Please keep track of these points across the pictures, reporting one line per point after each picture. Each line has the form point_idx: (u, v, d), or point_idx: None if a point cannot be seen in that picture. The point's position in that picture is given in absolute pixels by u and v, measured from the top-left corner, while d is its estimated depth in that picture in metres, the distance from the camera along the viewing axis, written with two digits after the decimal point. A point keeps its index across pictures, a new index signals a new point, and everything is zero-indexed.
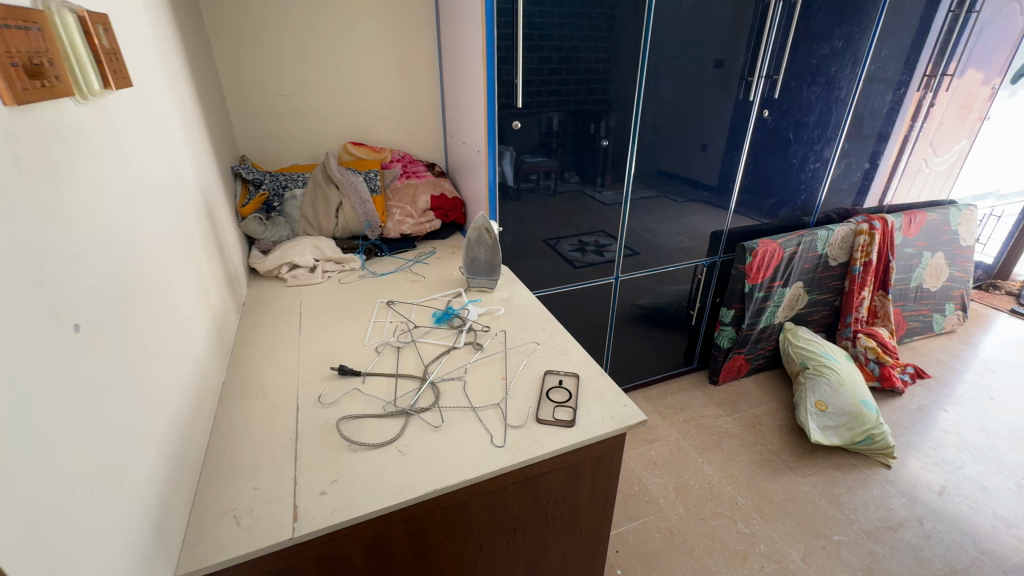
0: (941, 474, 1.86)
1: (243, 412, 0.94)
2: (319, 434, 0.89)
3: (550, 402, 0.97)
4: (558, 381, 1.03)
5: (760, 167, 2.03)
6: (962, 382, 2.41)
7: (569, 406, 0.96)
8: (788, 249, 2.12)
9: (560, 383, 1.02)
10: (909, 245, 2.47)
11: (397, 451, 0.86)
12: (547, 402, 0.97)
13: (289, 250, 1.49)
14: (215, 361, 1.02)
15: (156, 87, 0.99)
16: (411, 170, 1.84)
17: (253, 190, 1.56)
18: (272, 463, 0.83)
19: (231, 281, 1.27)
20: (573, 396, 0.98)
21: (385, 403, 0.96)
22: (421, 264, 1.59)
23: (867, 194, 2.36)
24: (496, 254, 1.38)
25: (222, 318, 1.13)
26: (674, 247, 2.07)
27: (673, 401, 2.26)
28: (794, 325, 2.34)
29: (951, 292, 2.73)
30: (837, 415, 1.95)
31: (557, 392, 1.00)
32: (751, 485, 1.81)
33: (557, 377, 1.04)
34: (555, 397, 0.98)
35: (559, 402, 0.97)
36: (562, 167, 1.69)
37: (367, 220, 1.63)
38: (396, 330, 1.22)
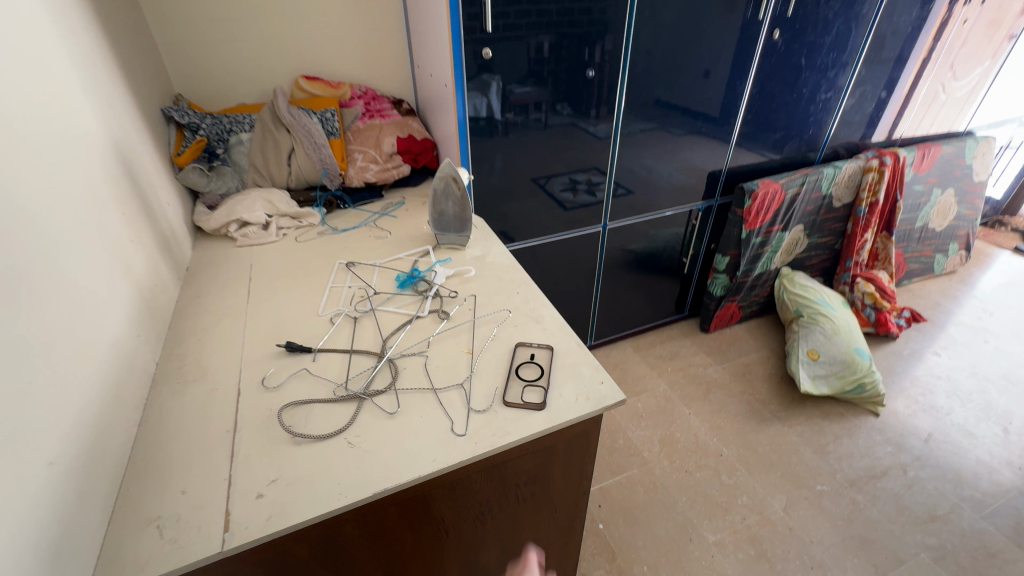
0: (929, 421, 1.85)
1: (177, 399, 0.84)
2: (260, 424, 0.80)
3: (519, 380, 0.87)
4: (530, 355, 0.93)
5: (766, 99, 1.82)
6: (958, 325, 2.35)
7: (540, 385, 0.86)
8: (791, 189, 1.97)
9: (532, 358, 0.92)
10: (920, 182, 2.31)
11: (346, 443, 0.77)
12: (516, 380, 0.87)
13: (236, 206, 1.33)
14: (145, 341, 0.91)
15: (26, 11, 0.79)
16: (375, 108, 1.64)
17: (190, 136, 1.36)
18: (205, 460, 0.74)
19: (167, 244, 1.13)
20: (545, 373, 0.88)
21: (336, 386, 0.86)
22: (387, 217, 1.44)
23: (876, 127, 2.16)
24: (466, 206, 1.23)
25: (154, 290, 1.01)
26: (670, 185, 1.89)
27: (662, 350, 2.20)
28: (791, 270, 2.23)
29: (957, 231, 2.60)
30: (829, 364, 1.90)
31: (528, 368, 0.90)
32: (737, 436, 1.79)
33: (530, 350, 0.94)
34: (526, 375, 0.88)
35: (529, 380, 0.87)
36: (553, 97, 1.50)
37: (323, 168, 1.46)
38: (354, 297, 1.10)
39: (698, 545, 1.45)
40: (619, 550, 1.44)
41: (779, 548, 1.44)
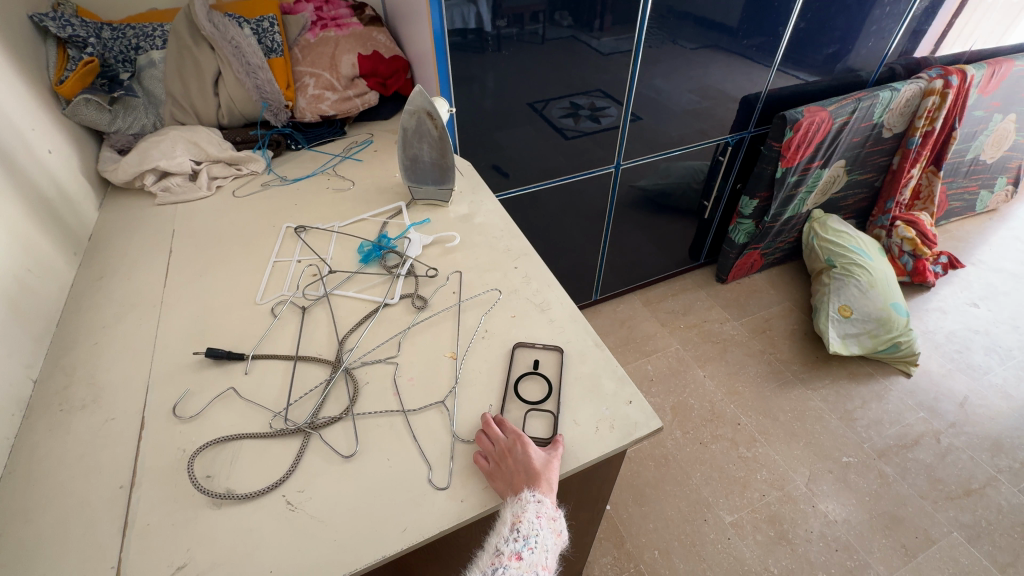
0: (965, 382, 1.69)
1: (57, 436, 0.62)
2: (166, 475, 0.58)
3: (520, 402, 0.66)
4: (533, 362, 0.70)
5: (824, 1, 1.46)
6: (998, 271, 2.14)
7: (549, 411, 0.65)
8: (839, 118, 1.64)
9: (536, 367, 0.70)
10: (981, 107, 1.98)
11: (285, 503, 0.56)
12: (515, 402, 0.66)
13: (150, 150, 1.03)
14: (11, 352, 0.67)
15: None
16: (328, 15, 1.27)
17: (76, 57, 1.01)
18: (84, 538, 0.53)
19: (50, 208, 0.85)
20: (553, 390, 0.67)
21: (275, 415, 0.64)
22: (350, 162, 1.15)
23: (917, 43, 1.76)
24: (446, 151, 0.94)
25: (28, 276, 0.75)
26: (681, 108, 1.55)
27: (675, 304, 1.99)
28: (824, 212, 1.97)
29: (1008, 164, 2.31)
30: (862, 322, 1.70)
31: (530, 383, 0.68)
32: (756, 402, 1.63)
33: (533, 354, 0.71)
34: (527, 394, 0.66)
35: (532, 402, 0.66)
36: (552, 5, 1.16)
37: (262, 99, 1.13)
38: (303, 277, 0.85)
39: (713, 526, 1.33)
40: (628, 533, 1.32)
41: (801, 529, 1.33)
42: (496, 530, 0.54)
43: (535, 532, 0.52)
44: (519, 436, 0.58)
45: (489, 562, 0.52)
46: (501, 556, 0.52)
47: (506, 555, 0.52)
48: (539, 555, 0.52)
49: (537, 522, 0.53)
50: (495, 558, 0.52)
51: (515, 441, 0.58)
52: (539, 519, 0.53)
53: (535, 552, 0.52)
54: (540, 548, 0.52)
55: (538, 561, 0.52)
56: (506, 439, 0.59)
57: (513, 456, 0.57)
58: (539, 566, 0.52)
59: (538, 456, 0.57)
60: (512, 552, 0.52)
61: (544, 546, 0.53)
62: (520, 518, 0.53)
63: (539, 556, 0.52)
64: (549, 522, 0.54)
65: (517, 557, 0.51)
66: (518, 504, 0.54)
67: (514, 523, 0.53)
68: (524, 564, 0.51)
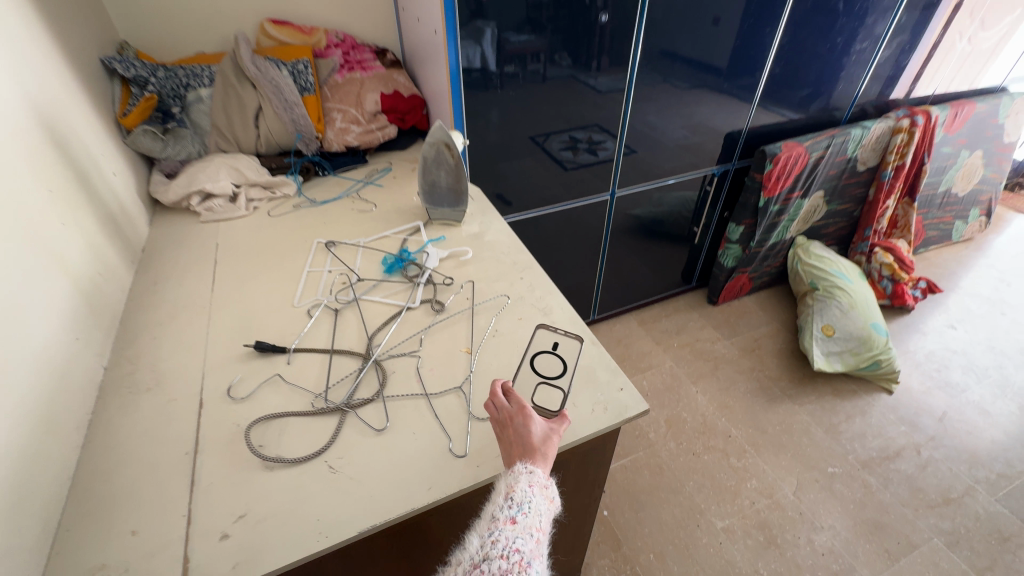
0: (944, 399, 1.78)
1: (126, 414, 0.72)
2: (224, 446, 0.68)
3: (534, 376, 0.77)
4: (553, 345, 0.82)
5: (795, 50, 1.63)
6: (975, 296, 2.26)
7: (559, 387, 0.75)
8: (815, 152, 1.80)
9: (554, 349, 0.81)
10: (948, 144, 2.15)
11: (327, 467, 0.66)
12: (531, 375, 0.77)
13: (197, 175, 1.16)
14: (88, 343, 0.77)
15: None
16: (354, 59, 1.43)
17: (137, 93, 1.17)
18: (158, 495, 0.63)
19: (114, 223, 0.98)
20: (567, 371, 0.78)
21: (315, 397, 0.75)
22: (373, 187, 1.28)
23: (896, 84, 1.95)
24: (461, 177, 1.07)
25: (99, 280, 0.86)
26: (673, 143, 1.71)
27: (668, 324, 2.10)
28: (807, 239, 2.11)
29: (979, 196, 2.46)
30: (844, 340, 1.81)
31: (548, 362, 0.79)
32: (746, 416, 1.72)
33: (553, 336, 0.83)
34: (544, 371, 0.78)
35: (547, 378, 0.77)
36: (551, 48, 1.31)
37: (297, 130, 1.28)
38: (334, 284, 0.96)
39: (706, 531, 1.40)
40: (625, 537, 1.39)
41: (789, 534, 1.40)
42: (491, 502, 0.56)
43: (528, 498, 0.55)
44: (523, 408, 0.65)
45: (485, 528, 0.53)
46: (496, 521, 0.53)
47: (501, 519, 0.53)
48: (533, 519, 0.53)
49: (530, 489, 0.55)
50: (490, 524, 0.53)
51: (518, 411, 0.65)
52: (532, 487, 0.56)
53: (529, 515, 0.53)
54: (534, 513, 0.54)
55: (532, 524, 0.53)
56: (511, 407, 0.66)
57: (513, 425, 0.64)
58: (533, 529, 0.52)
59: (536, 429, 0.63)
60: (507, 515, 0.53)
61: (537, 512, 0.54)
62: (513, 487, 0.55)
63: (533, 521, 0.53)
64: (542, 491, 0.56)
65: (512, 521, 0.52)
66: (512, 475, 0.57)
67: (508, 493, 0.55)
68: (518, 526, 0.52)
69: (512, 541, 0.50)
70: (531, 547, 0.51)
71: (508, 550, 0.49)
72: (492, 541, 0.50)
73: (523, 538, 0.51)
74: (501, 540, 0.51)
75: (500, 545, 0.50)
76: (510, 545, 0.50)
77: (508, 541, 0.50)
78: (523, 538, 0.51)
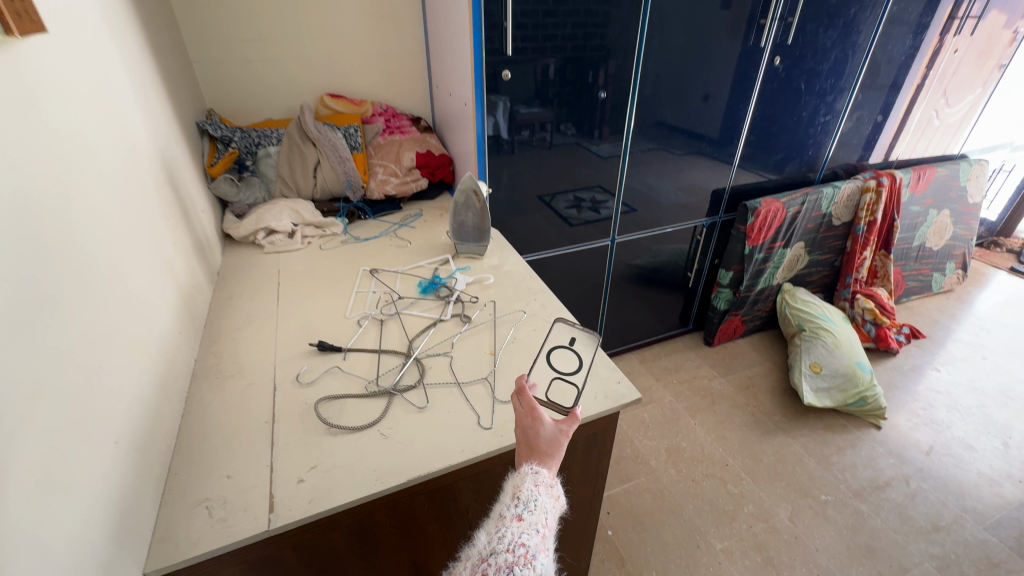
0: (930, 434, 1.88)
1: (217, 393, 0.89)
2: (297, 416, 0.84)
3: (551, 371, 0.83)
4: (570, 339, 0.84)
5: (767, 121, 1.91)
6: (957, 342, 2.40)
7: (574, 384, 0.82)
8: (791, 208, 2.04)
9: (571, 344, 0.84)
10: (915, 203, 2.39)
11: (380, 434, 0.82)
12: (548, 370, 0.84)
13: (264, 215, 1.39)
14: (186, 338, 0.96)
15: (93, 30, 0.84)
16: (395, 125, 1.72)
17: (222, 149, 1.44)
18: (247, 450, 0.78)
19: (202, 249, 1.19)
20: (582, 367, 0.83)
21: (367, 382, 0.92)
22: (407, 228, 1.51)
23: (874, 148, 2.25)
24: (485, 218, 1.29)
25: (193, 291, 1.06)
26: (673, 204, 1.97)
27: (667, 362, 2.25)
28: (793, 286, 2.30)
29: (953, 251, 2.68)
30: (831, 377, 1.95)
31: (565, 359, 0.83)
32: (742, 446, 1.82)
33: (570, 331, 0.84)
34: (561, 366, 0.83)
35: (564, 374, 0.83)
36: (557, 118, 1.58)
37: (347, 180, 1.54)
38: (379, 301, 1.15)
39: (706, 551, 1.48)
40: (628, 555, 1.47)
41: (786, 555, 1.47)
42: (499, 502, 0.55)
43: (534, 496, 0.53)
44: (531, 409, 0.62)
45: (492, 526, 0.52)
46: (503, 519, 0.52)
47: (508, 517, 0.52)
48: (540, 516, 0.52)
49: (536, 489, 0.54)
50: (498, 521, 0.52)
51: (528, 412, 0.63)
52: (538, 487, 0.54)
53: (535, 513, 0.52)
54: (541, 510, 0.52)
55: (538, 520, 0.51)
56: (522, 407, 0.63)
57: (522, 427, 0.62)
58: (539, 525, 0.51)
59: (544, 432, 0.60)
60: (513, 513, 0.52)
61: (544, 509, 0.53)
62: (520, 487, 0.55)
63: (539, 517, 0.52)
64: (548, 490, 0.55)
65: (518, 518, 0.51)
66: (518, 476, 0.57)
67: (515, 493, 0.55)
68: (524, 523, 0.51)
69: (518, 536, 0.49)
70: (537, 542, 0.49)
71: (513, 544, 0.48)
72: (499, 537, 0.49)
73: (529, 533, 0.50)
74: (507, 535, 0.50)
75: (506, 540, 0.49)
76: (516, 539, 0.49)
77: (514, 536, 0.49)
78: (529, 534, 0.50)
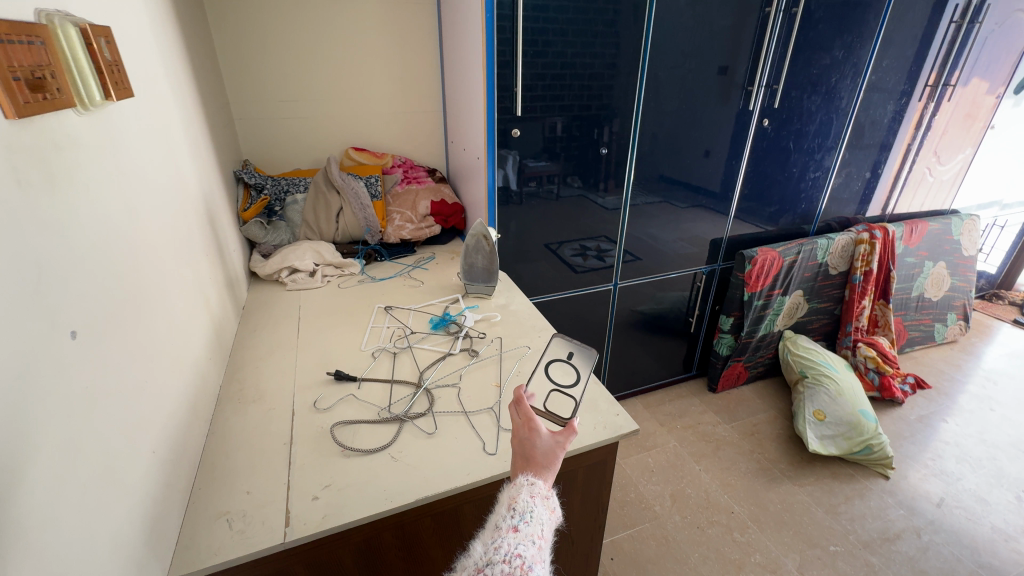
0: (940, 485, 1.85)
1: (239, 416, 0.95)
2: (314, 439, 0.90)
3: (549, 383, 0.89)
4: (568, 354, 0.92)
5: (760, 177, 2.03)
6: (964, 393, 2.39)
7: (572, 396, 0.87)
8: (788, 257, 2.12)
9: (569, 358, 0.92)
10: (910, 254, 2.47)
11: (390, 456, 0.87)
12: (547, 383, 0.90)
13: (289, 255, 1.50)
14: (213, 364, 1.03)
15: (161, 93, 0.98)
16: (412, 176, 1.86)
17: (255, 195, 1.57)
18: (266, 468, 0.84)
19: (231, 284, 1.29)
20: (580, 380, 0.90)
21: (379, 409, 0.98)
22: (420, 269, 1.61)
23: (870, 202, 2.36)
24: (493, 260, 1.39)
25: (222, 322, 1.15)
26: (674, 253, 2.07)
27: (671, 408, 2.27)
28: (794, 333, 2.34)
29: (953, 302, 2.72)
30: (835, 425, 1.95)
31: (564, 372, 0.91)
32: (747, 494, 1.80)
33: (568, 346, 0.93)
34: (560, 379, 0.90)
35: (562, 386, 0.89)
36: (564, 171, 1.70)
37: (367, 224, 1.66)
38: (392, 335, 1.23)
39: None
40: None
41: None
42: (494, 513, 0.57)
43: (530, 508, 0.56)
44: (528, 420, 0.66)
45: (488, 536, 0.54)
46: (499, 530, 0.54)
47: (504, 528, 0.54)
48: (535, 527, 0.55)
49: (532, 500, 0.57)
50: (494, 533, 0.54)
51: (524, 423, 0.66)
52: (533, 498, 0.57)
53: (531, 524, 0.54)
54: (536, 522, 0.55)
55: (533, 532, 0.54)
56: (519, 418, 0.67)
57: (519, 438, 0.66)
58: (534, 537, 0.54)
59: (540, 443, 0.64)
60: (509, 524, 0.54)
61: (539, 521, 0.56)
62: (515, 498, 0.57)
63: (535, 529, 0.54)
64: (543, 502, 0.58)
65: (514, 530, 0.54)
66: (513, 488, 0.59)
67: (510, 504, 0.57)
68: (520, 534, 0.53)
69: (514, 546, 0.52)
70: (533, 553, 0.52)
71: (510, 555, 0.51)
72: (495, 547, 0.52)
73: (525, 544, 0.52)
74: (503, 546, 0.52)
75: (502, 550, 0.51)
76: (512, 550, 0.51)
77: (510, 547, 0.52)
78: (525, 544, 0.52)
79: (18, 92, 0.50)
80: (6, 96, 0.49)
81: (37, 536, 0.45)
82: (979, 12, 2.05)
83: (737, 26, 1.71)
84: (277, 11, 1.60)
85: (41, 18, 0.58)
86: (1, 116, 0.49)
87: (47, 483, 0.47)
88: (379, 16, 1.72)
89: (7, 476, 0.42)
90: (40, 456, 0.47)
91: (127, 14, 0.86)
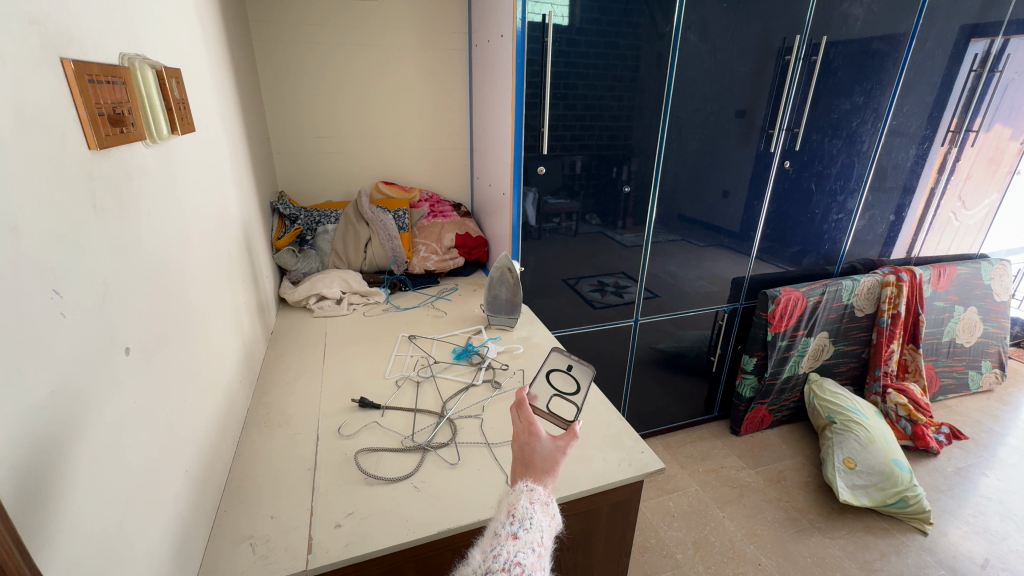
0: (983, 544, 1.73)
1: (266, 440, 0.97)
2: (338, 465, 0.90)
3: (551, 390, 0.93)
4: (567, 365, 0.92)
5: (782, 217, 2.04)
6: (1004, 446, 2.27)
7: (574, 403, 0.90)
8: (811, 297, 2.10)
9: (568, 369, 0.92)
10: (939, 298, 2.41)
11: (413, 486, 0.86)
12: (548, 388, 0.93)
13: (317, 282, 1.55)
14: (243, 387, 1.05)
15: (214, 126, 1.05)
16: (438, 210, 1.91)
17: (289, 225, 1.67)
18: (290, 493, 0.84)
19: (262, 309, 1.33)
20: (581, 388, 0.91)
21: (403, 437, 0.98)
22: (444, 300, 1.64)
23: (894, 245, 2.33)
24: (517, 292, 1.41)
25: (252, 346, 1.18)
26: (695, 291, 2.07)
27: (692, 450, 2.20)
28: (819, 376, 2.29)
29: (986, 349, 2.63)
30: (867, 474, 1.87)
31: (563, 382, 0.92)
32: (775, 545, 1.71)
33: (566, 359, 0.92)
34: (560, 387, 0.92)
35: (564, 394, 0.92)
36: (584, 209, 1.74)
37: (393, 255, 1.71)
38: (416, 364, 1.24)
39: None
40: None
41: None
42: (494, 520, 0.57)
43: (529, 514, 0.56)
44: (529, 425, 0.66)
45: (487, 544, 0.54)
46: (498, 538, 0.54)
47: (504, 535, 0.54)
48: (534, 535, 0.54)
49: (531, 506, 0.57)
50: (493, 540, 0.54)
51: (525, 428, 0.67)
52: (533, 504, 0.57)
53: (530, 531, 0.54)
54: (535, 529, 0.55)
55: (533, 539, 0.54)
56: (520, 423, 0.68)
57: (520, 443, 0.66)
58: (534, 544, 0.53)
59: (539, 447, 0.64)
60: (509, 531, 0.54)
61: (539, 528, 0.55)
62: (514, 505, 0.57)
63: (534, 536, 0.54)
64: (542, 508, 0.58)
65: (514, 537, 0.54)
66: (513, 494, 0.59)
67: (509, 510, 0.57)
68: (520, 542, 0.53)
69: (513, 554, 0.51)
70: (532, 560, 0.52)
71: (509, 563, 0.50)
72: (494, 555, 0.51)
73: (524, 551, 0.52)
74: (502, 554, 0.52)
75: (502, 558, 0.51)
76: (511, 558, 0.51)
77: (509, 554, 0.51)
78: (525, 552, 0.52)
79: (102, 126, 0.55)
80: (91, 129, 0.54)
81: (82, 541, 0.46)
82: (998, 61, 2.08)
83: (757, 73, 1.77)
84: (319, 54, 1.71)
85: (124, 61, 0.64)
86: (85, 147, 0.53)
87: (95, 490, 0.49)
88: (413, 60, 1.83)
89: (61, 482, 0.44)
90: (91, 464, 0.48)
91: (191, 56, 0.94)
